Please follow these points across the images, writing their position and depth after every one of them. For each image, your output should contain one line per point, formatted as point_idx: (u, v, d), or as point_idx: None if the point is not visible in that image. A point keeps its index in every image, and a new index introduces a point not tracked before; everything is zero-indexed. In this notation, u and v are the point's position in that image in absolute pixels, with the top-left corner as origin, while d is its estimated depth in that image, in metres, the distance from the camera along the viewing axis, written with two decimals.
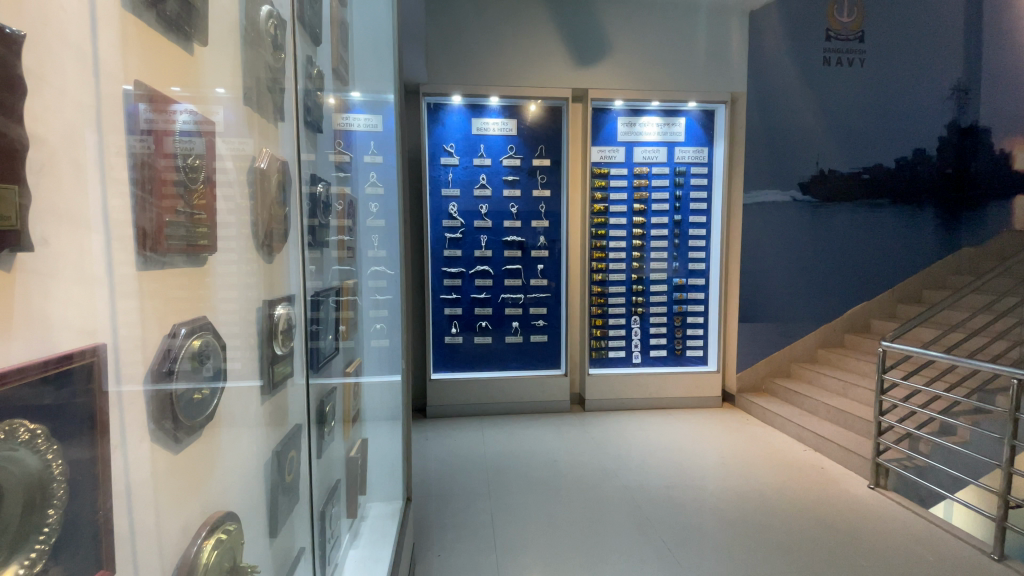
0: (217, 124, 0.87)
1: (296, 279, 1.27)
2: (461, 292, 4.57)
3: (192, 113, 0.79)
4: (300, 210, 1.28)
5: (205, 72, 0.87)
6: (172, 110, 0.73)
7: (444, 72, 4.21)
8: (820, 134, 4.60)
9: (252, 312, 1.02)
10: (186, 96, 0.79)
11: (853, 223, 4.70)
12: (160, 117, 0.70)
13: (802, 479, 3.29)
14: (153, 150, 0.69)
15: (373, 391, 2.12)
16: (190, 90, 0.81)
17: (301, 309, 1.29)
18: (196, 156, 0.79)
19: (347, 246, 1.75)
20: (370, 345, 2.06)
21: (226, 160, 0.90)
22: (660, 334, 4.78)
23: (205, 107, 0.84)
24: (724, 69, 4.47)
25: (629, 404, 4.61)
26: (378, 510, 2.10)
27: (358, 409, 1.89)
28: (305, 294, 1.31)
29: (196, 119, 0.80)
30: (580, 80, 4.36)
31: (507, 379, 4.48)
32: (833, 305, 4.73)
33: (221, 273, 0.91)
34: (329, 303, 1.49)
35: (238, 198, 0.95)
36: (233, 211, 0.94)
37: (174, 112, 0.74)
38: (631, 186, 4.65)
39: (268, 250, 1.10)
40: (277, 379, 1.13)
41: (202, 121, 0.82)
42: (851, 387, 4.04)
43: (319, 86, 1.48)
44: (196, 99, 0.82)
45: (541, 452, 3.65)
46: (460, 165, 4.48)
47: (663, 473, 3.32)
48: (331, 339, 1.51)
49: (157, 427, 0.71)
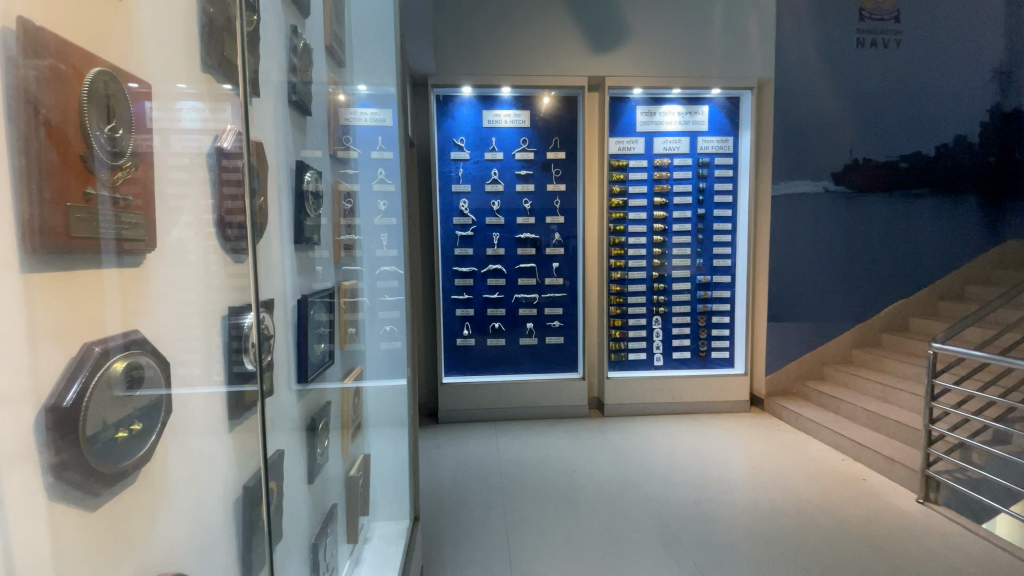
0: (230, 121, 0.85)
1: (274, 281, 1.10)
2: (473, 292, 4.39)
3: (201, 110, 0.79)
4: (281, 203, 1.15)
5: (145, 34, 0.70)
6: (177, 107, 0.73)
7: (453, 62, 4.01)
8: (853, 122, 4.30)
9: (216, 320, 0.83)
10: (194, 92, 0.77)
11: (890, 215, 4.37)
12: (40, 77, 0.52)
13: (843, 491, 3.03)
14: (160, 148, 0.70)
15: (373, 395, 1.91)
16: (198, 84, 0.78)
17: (285, 318, 1.15)
18: (127, 135, 0.63)
19: (343, 244, 1.58)
20: (372, 349, 1.88)
21: (181, 144, 0.74)
22: (683, 335, 4.54)
23: (217, 107, 0.82)
24: (751, 53, 4.18)
25: (651, 409, 4.36)
26: (380, 532, 1.92)
27: (357, 420, 1.72)
28: (290, 300, 1.19)
29: (208, 118, 0.80)
30: (595, 68, 4.13)
31: (521, 383, 4.27)
32: (869, 303, 4.42)
33: (162, 271, 0.72)
34: (323, 309, 1.37)
35: (194, 189, 0.78)
36: (186, 202, 0.76)
37: (83, 80, 0.57)
38: (651, 179, 4.42)
39: (238, 250, 0.88)
40: (247, 402, 0.91)
41: (213, 120, 0.81)
42: (893, 392, 3.73)
43: (305, 63, 1.29)
44: (208, 99, 0.80)
45: (557, 461, 3.45)
46: (471, 160, 4.30)
47: (691, 485, 3.09)
48: (323, 349, 1.38)
49: (57, 480, 0.55)
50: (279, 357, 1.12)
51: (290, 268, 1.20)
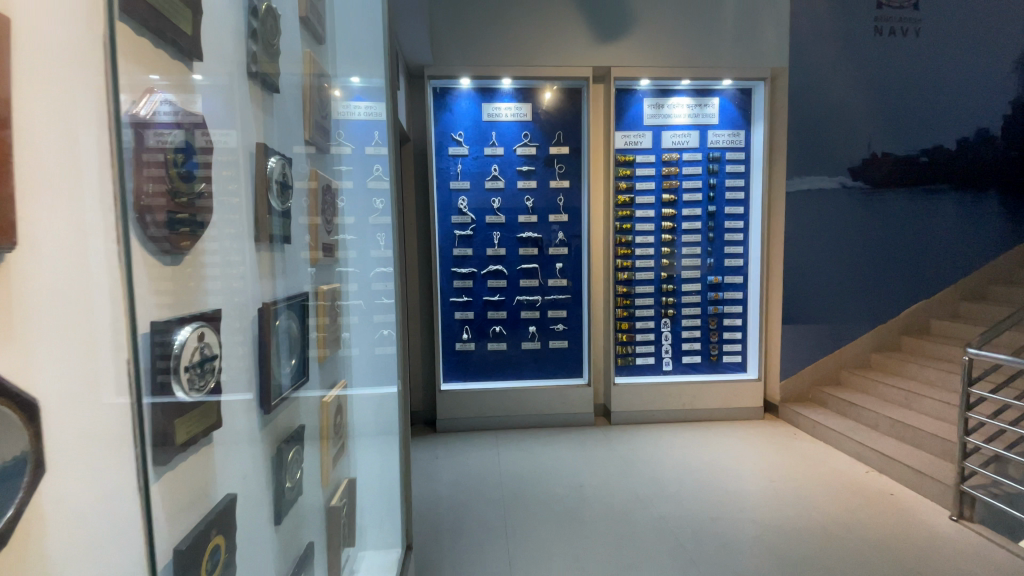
0: (199, 114, 0.76)
1: (226, 289, 0.89)
2: (473, 294, 4.19)
3: (173, 104, 0.69)
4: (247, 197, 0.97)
5: None
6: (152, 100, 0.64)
7: (451, 53, 3.81)
8: (873, 113, 4.08)
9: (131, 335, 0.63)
10: (167, 85, 0.69)
11: (911, 212, 4.14)
12: None
13: (869, 507, 2.83)
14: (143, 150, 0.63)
15: (364, 406, 1.73)
16: (173, 76, 0.70)
17: (244, 335, 0.94)
18: None
19: (321, 244, 1.37)
20: (360, 355, 1.69)
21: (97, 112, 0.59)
22: (693, 339, 4.34)
23: (187, 97, 0.73)
24: (764, 42, 3.98)
25: (660, 417, 4.16)
26: (368, 566, 1.72)
27: (340, 441, 1.53)
28: (250, 313, 0.97)
29: (181, 113, 0.70)
30: (600, 58, 3.93)
31: (523, 390, 4.07)
32: (889, 304, 4.20)
33: (18, 267, 0.52)
34: (292, 318, 1.17)
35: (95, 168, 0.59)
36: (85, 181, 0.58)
37: None
38: (659, 175, 4.23)
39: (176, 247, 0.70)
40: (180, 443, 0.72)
41: (186, 114, 0.72)
42: (918, 399, 3.52)
43: (273, 29, 1.10)
44: (178, 88, 0.71)
45: (561, 474, 3.25)
46: (470, 156, 4.10)
47: (704, 501, 2.89)
48: (291, 368, 1.17)
49: None
50: (232, 384, 0.90)
51: (250, 274, 0.99)
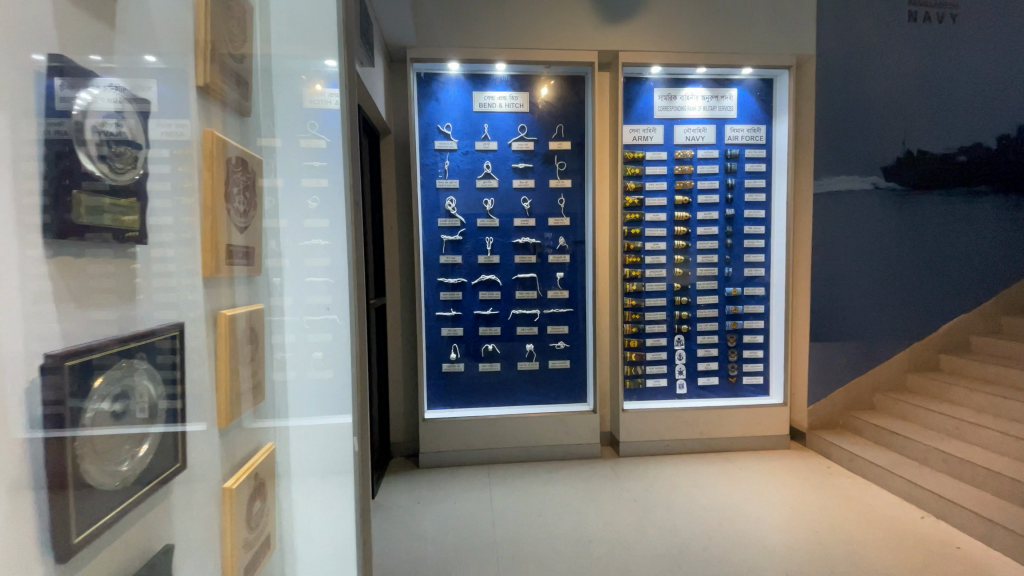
0: (148, 100, 0.69)
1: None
2: (463, 308, 3.70)
3: (118, 89, 0.64)
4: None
5: None
6: (87, 85, 0.60)
7: (438, 33, 3.36)
8: (908, 108, 3.67)
9: None
10: (111, 68, 0.63)
11: (949, 216, 3.66)
12: None
13: (933, 564, 2.37)
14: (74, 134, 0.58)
15: (317, 446, 1.28)
16: (122, 56, 0.65)
17: None
18: None
19: (228, 248, 0.88)
20: (330, 380, 1.29)
21: None
22: (710, 358, 3.89)
23: (139, 83, 0.68)
24: (789, 29, 3.63)
25: (675, 448, 3.69)
26: None
27: (263, 535, 1.04)
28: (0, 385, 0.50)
29: (128, 99, 0.65)
30: (606, 42, 3.51)
31: (520, 418, 3.59)
32: (928, 320, 3.73)
33: None
34: (143, 378, 0.68)
35: None
36: None
37: None
38: (672, 173, 3.80)
39: None
40: None
41: (136, 100, 0.67)
42: (970, 428, 3.08)
43: None
44: (132, 73, 0.67)
45: (566, 521, 2.77)
46: (460, 151, 3.64)
47: (737, 557, 2.43)
48: (137, 461, 0.67)
49: None
50: None
51: (24, 250, 0.53)
